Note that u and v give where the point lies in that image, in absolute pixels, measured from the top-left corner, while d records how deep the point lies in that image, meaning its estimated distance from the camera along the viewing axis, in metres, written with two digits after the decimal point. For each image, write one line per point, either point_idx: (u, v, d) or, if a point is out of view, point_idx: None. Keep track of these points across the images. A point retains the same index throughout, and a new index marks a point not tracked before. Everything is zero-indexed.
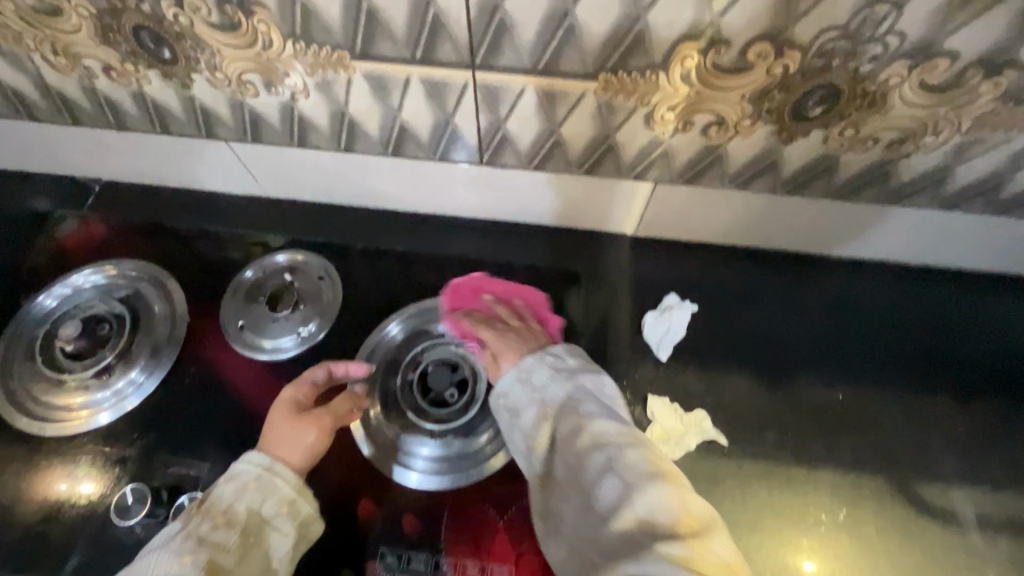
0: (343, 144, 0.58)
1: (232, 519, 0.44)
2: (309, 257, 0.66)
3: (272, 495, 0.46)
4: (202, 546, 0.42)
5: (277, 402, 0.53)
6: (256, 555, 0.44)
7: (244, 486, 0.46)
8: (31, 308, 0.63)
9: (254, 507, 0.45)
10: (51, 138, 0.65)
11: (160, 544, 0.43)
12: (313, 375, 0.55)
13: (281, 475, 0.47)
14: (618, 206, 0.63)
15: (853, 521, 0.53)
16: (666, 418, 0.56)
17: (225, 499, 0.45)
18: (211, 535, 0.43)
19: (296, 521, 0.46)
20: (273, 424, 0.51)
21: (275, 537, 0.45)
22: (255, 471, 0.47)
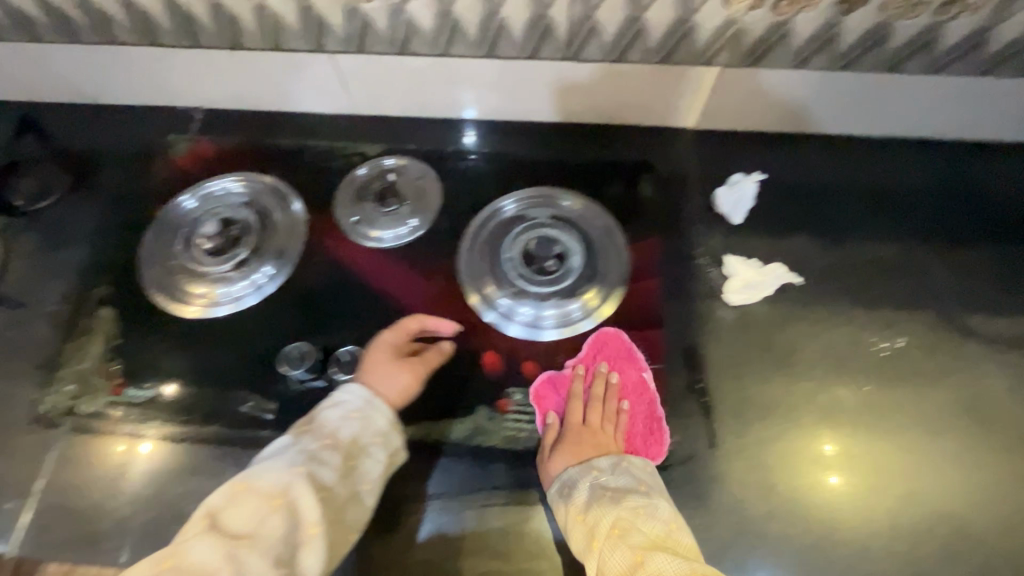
0: (443, 46, 0.65)
1: (337, 440, 0.52)
2: (411, 162, 0.72)
3: (370, 425, 0.53)
4: (311, 459, 0.50)
5: (378, 342, 0.60)
6: (355, 475, 0.51)
7: (347, 415, 0.53)
8: (172, 209, 0.71)
9: (355, 435, 0.53)
10: (164, 63, 0.71)
11: (277, 454, 0.51)
12: (409, 326, 0.62)
13: (377, 408, 0.54)
14: (685, 97, 0.70)
15: (913, 347, 0.61)
16: (745, 271, 0.64)
17: (333, 422, 0.53)
18: (318, 452, 0.51)
19: (386, 449, 0.53)
20: (374, 363, 0.59)
21: (369, 462, 0.52)
22: (358, 402, 0.54)
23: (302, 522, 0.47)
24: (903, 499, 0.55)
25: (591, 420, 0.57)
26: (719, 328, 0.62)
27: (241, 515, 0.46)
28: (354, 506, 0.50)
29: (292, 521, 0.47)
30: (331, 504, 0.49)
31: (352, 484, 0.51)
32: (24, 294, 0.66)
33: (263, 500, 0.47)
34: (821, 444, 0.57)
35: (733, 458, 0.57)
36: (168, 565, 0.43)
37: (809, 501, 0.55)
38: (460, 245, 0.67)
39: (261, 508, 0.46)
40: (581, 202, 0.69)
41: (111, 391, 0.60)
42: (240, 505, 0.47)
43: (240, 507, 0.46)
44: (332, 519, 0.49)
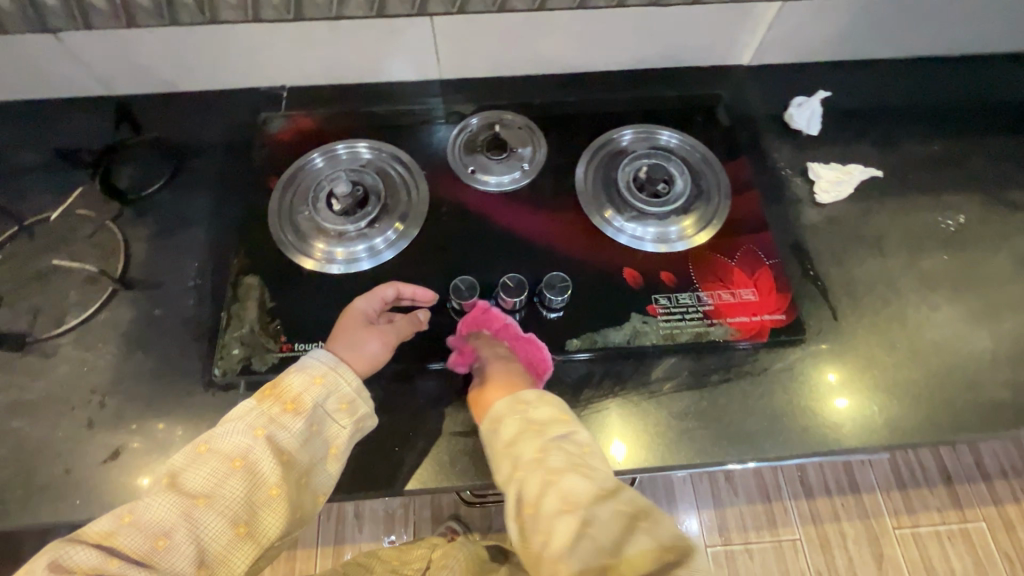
0: (540, 2, 0.70)
1: (297, 406, 0.52)
2: (515, 116, 0.78)
3: (334, 392, 0.54)
4: (271, 424, 0.51)
5: (351, 309, 0.61)
6: (317, 440, 0.53)
7: (312, 380, 0.54)
8: (300, 167, 0.74)
9: (318, 400, 0.53)
10: (261, 40, 0.73)
11: (239, 415, 0.51)
12: (384, 294, 0.62)
13: (343, 376, 0.55)
14: (745, 34, 0.79)
15: (969, 221, 0.73)
16: (830, 173, 0.74)
17: (296, 387, 0.53)
18: (278, 417, 0.52)
19: (351, 415, 0.54)
20: (344, 329, 0.60)
21: (332, 427, 0.53)
22: (323, 368, 0.55)
23: (260, 483, 0.49)
24: (997, 338, 0.66)
25: (722, 298, 0.66)
26: (814, 225, 0.72)
27: (199, 477, 0.49)
28: (316, 469, 0.52)
29: (250, 482, 0.49)
30: (294, 468, 0.51)
31: (313, 450, 0.52)
32: (160, 275, 0.67)
33: (223, 461, 0.49)
34: (826, 374, 0.63)
35: (854, 326, 0.66)
36: (128, 519, 0.46)
37: (925, 351, 0.65)
38: (574, 178, 0.74)
39: (221, 468, 0.49)
40: (682, 137, 0.77)
41: (280, 348, 0.62)
42: (202, 465, 0.49)
43: (201, 468, 0.49)
44: (296, 482, 0.51)
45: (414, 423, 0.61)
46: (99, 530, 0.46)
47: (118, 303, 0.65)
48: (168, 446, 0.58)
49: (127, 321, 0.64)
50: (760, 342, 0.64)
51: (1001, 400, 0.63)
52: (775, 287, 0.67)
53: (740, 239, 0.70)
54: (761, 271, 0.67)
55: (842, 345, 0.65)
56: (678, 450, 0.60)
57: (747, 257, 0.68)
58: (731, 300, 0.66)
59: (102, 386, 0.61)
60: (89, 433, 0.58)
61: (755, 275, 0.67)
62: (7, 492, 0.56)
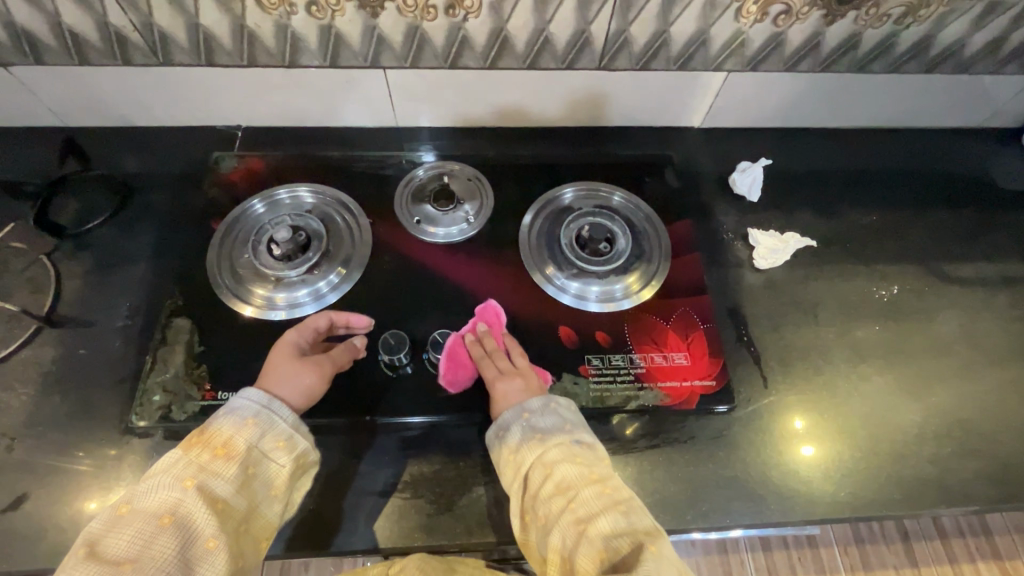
0: (490, 60, 0.72)
1: (230, 451, 0.50)
2: (463, 167, 0.79)
3: (270, 431, 0.52)
4: (202, 473, 0.48)
5: (281, 343, 0.60)
6: (254, 484, 0.50)
7: (244, 421, 0.52)
8: (242, 212, 0.74)
9: (252, 442, 0.51)
10: (215, 83, 0.74)
11: (164, 468, 0.48)
12: (317, 324, 0.63)
13: (277, 413, 0.54)
14: (693, 100, 0.81)
15: (902, 291, 0.75)
16: (768, 240, 0.75)
17: (226, 431, 0.51)
18: (209, 465, 0.48)
19: (290, 452, 0.53)
20: (276, 364, 0.58)
21: (271, 467, 0.51)
22: (255, 408, 0.53)
23: (194, 538, 0.45)
24: (924, 412, 0.66)
25: (653, 361, 0.66)
26: (752, 291, 0.73)
27: (123, 541, 0.44)
28: (258, 514, 0.50)
29: (183, 537, 0.45)
30: (230, 517, 0.48)
31: (252, 496, 0.50)
32: (90, 315, 0.66)
33: (148, 520, 0.45)
34: (792, 421, 0.65)
35: (785, 395, 0.66)
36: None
37: (853, 423, 0.65)
38: (518, 233, 0.75)
39: (147, 527, 0.44)
40: (628, 196, 0.78)
41: (203, 396, 0.61)
42: (124, 528, 0.44)
43: (125, 530, 0.44)
44: (234, 532, 0.47)
45: (334, 480, 0.60)
46: None
47: (41, 341, 0.64)
48: (73, 495, 0.56)
49: (49, 360, 0.63)
50: (689, 408, 0.64)
51: (924, 476, 0.63)
52: (708, 351, 0.67)
53: (677, 302, 0.70)
54: (695, 335, 0.68)
55: (771, 415, 0.65)
56: None
57: (682, 320, 0.69)
58: (663, 364, 0.66)
59: (14, 428, 0.59)
60: None
61: (688, 339, 0.68)
62: None
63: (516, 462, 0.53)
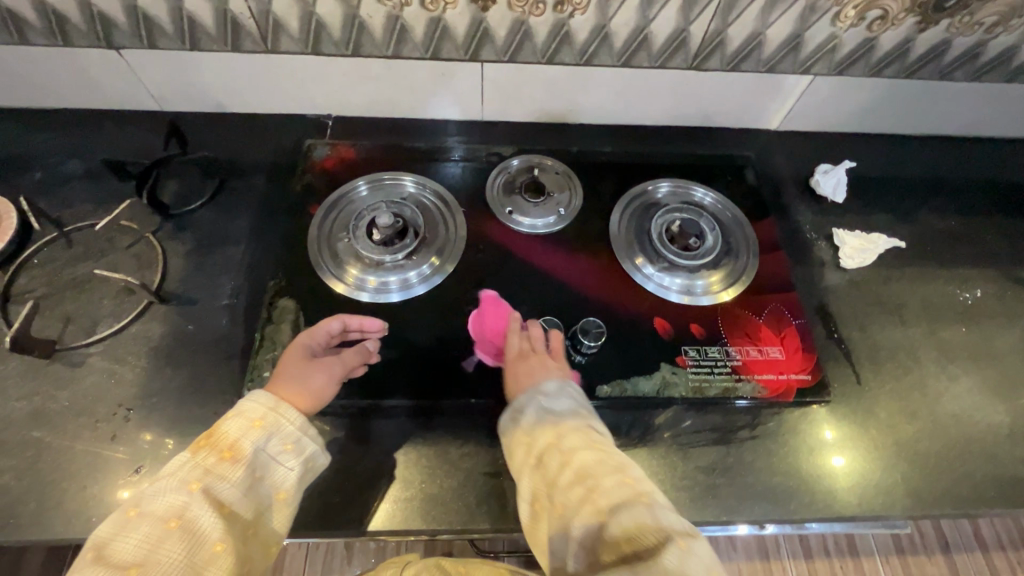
0: (587, 56, 0.74)
1: (237, 454, 0.48)
2: (551, 160, 0.80)
3: (277, 434, 0.51)
4: (208, 477, 0.46)
5: (293, 345, 0.59)
6: (261, 487, 0.49)
7: (251, 424, 0.50)
8: (341, 196, 0.75)
9: (260, 445, 0.50)
10: (315, 72, 0.75)
11: (169, 470, 0.46)
12: (330, 327, 0.62)
13: (285, 415, 0.52)
14: (775, 102, 0.83)
15: (985, 295, 0.76)
16: (853, 240, 0.76)
17: (232, 434, 0.49)
18: (216, 468, 0.47)
19: (298, 456, 0.51)
20: (285, 365, 0.57)
21: (280, 471, 0.50)
22: (263, 409, 0.51)
23: (202, 542, 0.44)
24: (1013, 413, 0.67)
25: (748, 355, 0.67)
26: (839, 290, 0.74)
27: (131, 544, 0.42)
28: (261, 519, 0.49)
29: (191, 543, 0.43)
30: (236, 521, 0.47)
31: (256, 498, 0.48)
32: (197, 292, 0.67)
33: (155, 523, 0.43)
34: (824, 431, 0.64)
35: (877, 392, 0.67)
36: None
37: (943, 420, 0.66)
38: (608, 226, 0.76)
39: (155, 531, 0.43)
40: (714, 195, 0.79)
41: None
42: (132, 532, 0.43)
43: (132, 535, 0.43)
44: (239, 536, 0.47)
45: (439, 459, 0.61)
46: None
47: (151, 316, 0.65)
48: None
49: (159, 335, 0.64)
50: (786, 401, 0.65)
51: (1018, 475, 0.63)
52: (801, 346, 0.68)
53: (769, 297, 0.71)
54: (787, 330, 0.69)
55: (865, 412, 0.66)
56: (702, 507, 0.59)
57: (773, 316, 0.70)
58: (758, 357, 0.67)
59: (129, 399, 0.60)
60: (111, 447, 0.57)
61: (782, 333, 0.69)
62: (21, 504, 0.54)
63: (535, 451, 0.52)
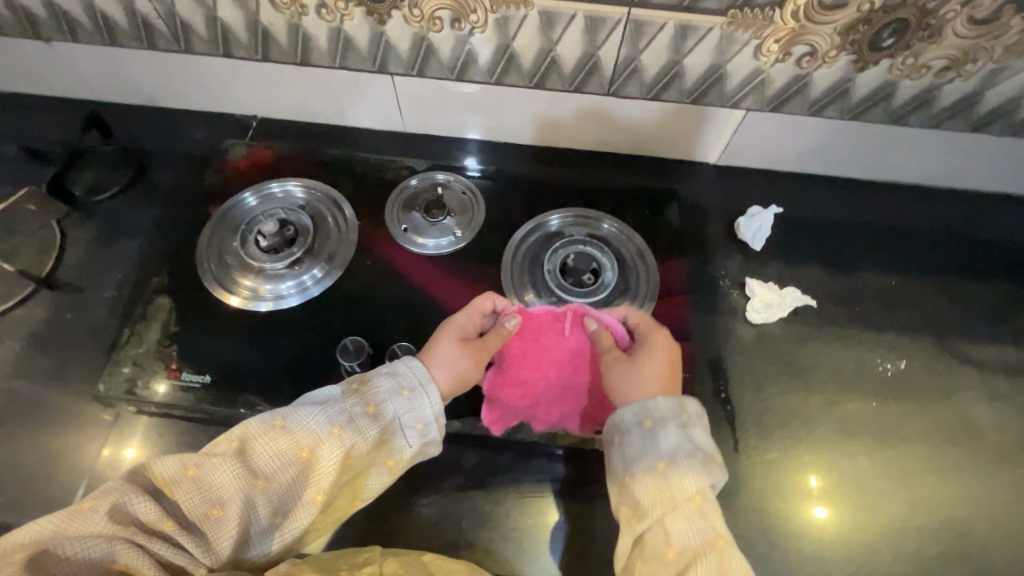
0: (496, 75, 0.71)
1: (379, 413, 0.51)
2: (456, 178, 0.78)
3: (415, 410, 0.52)
4: (351, 425, 0.50)
5: (447, 325, 0.59)
6: (380, 450, 0.51)
7: (399, 390, 0.53)
8: (238, 202, 0.75)
9: (400, 413, 0.52)
10: (231, 74, 0.76)
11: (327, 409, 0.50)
12: (483, 305, 0.61)
13: (428, 395, 0.53)
14: (708, 135, 0.77)
15: (911, 368, 0.68)
16: (765, 293, 0.70)
17: (381, 392, 0.52)
18: (358, 420, 0.50)
19: (421, 436, 0.52)
20: (437, 343, 0.58)
21: (401, 442, 0.52)
22: (412, 382, 0.53)
23: (312, 484, 0.48)
24: (909, 504, 0.60)
25: None
26: (741, 345, 0.68)
27: (265, 455, 0.47)
28: (370, 476, 0.52)
29: (304, 479, 0.48)
30: (347, 472, 0.50)
31: (375, 458, 0.51)
32: (84, 282, 0.69)
33: (291, 447, 0.48)
34: (808, 478, 0.61)
35: (755, 463, 0.62)
36: (192, 474, 0.45)
37: (826, 502, 0.60)
38: (503, 254, 0.73)
39: (288, 455, 0.48)
40: (622, 228, 0.75)
41: (168, 375, 0.63)
42: (271, 445, 0.48)
43: (269, 446, 0.47)
44: (343, 485, 0.50)
45: None
46: (163, 473, 0.45)
47: (36, 302, 0.67)
48: (38, 448, 0.60)
49: (39, 321, 0.66)
50: None
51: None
52: None
53: None
54: None
55: (738, 485, 0.60)
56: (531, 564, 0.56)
57: None
58: None
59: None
60: None
61: None
62: None
63: (664, 482, 0.48)
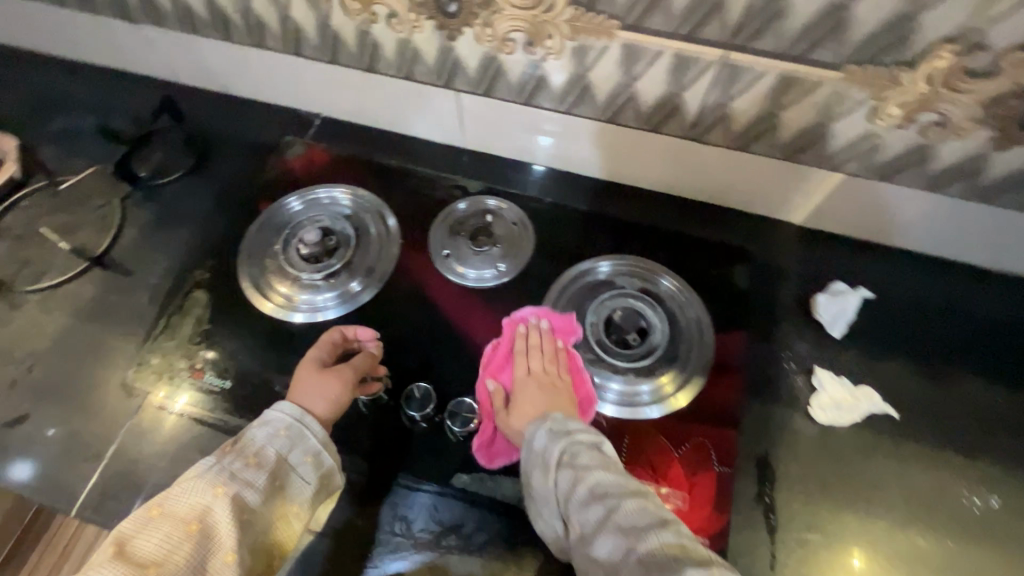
0: (566, 104, 0.66)
1: (262, 460, 0.48)
2: (508, 206, 0.73)
3: (299, 445, 0.50)
4: (234, 480, 0.46)
5: (304, 359, 0.59)
6: (279, 496, 0.48)
7: (275, 434, 0.50)
8: (285, 205, 0.74)
9: (283, 453, 0.49)
10: (299, 72, 0.75)
11: (198, 473, 0.46)
12: (331, 336, 0.61)
13: (309, 427, 0.51)
14: (797, 194, 0.68)
15: (1006, 510, 0.57)
16: (836, 390, 0.61)
17: (257, 441, 0.49)
18: (242, 473, 0.47)
19: (317, 469, 0.50)
20: (299, 379, 0.57)
21: (297, 482, 0.49)
22: (286, 421, 0.51)
23: (216, 549, 0.43)
24: None
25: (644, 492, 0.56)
26: (797, 445, 0.60)
27: (151, 541, 0.43)
28: (281, 528, 0.47)
29: (203, 550, 0.43)
30: (253, 528, 0.46)
31: (278, 508, 0.48)
32: (133, 264, 0.71)
33: (176, 524, 0.44)
34: (851, 557, 0.55)
35: None
36: None
37: None
38: (545, 298, 0.67)
39: (176, 532, 0.43)
40: (680, 287, 0.67)
41: (191, 375, 0.63)
42: (154, 531, 0.43)
43: (153, 534, 0.43)
44: (254, 543, 0.46)
45: None
46: None
47: (87, 279, 0.69)
48: (62, 426, 0.61)
49: (86, 298, 0.68)
50: None
51: None
52: (713, 501, 0.56)
53: (698, 429, 0.59)
54: (705, 474, 0.57)
55: None
56: None
57: (694, 453, 0.58)
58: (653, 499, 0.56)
59: (40, 350, 0.65)
60: (9, 391, 0.63)
61: (695, 478, 0.57)
62: None
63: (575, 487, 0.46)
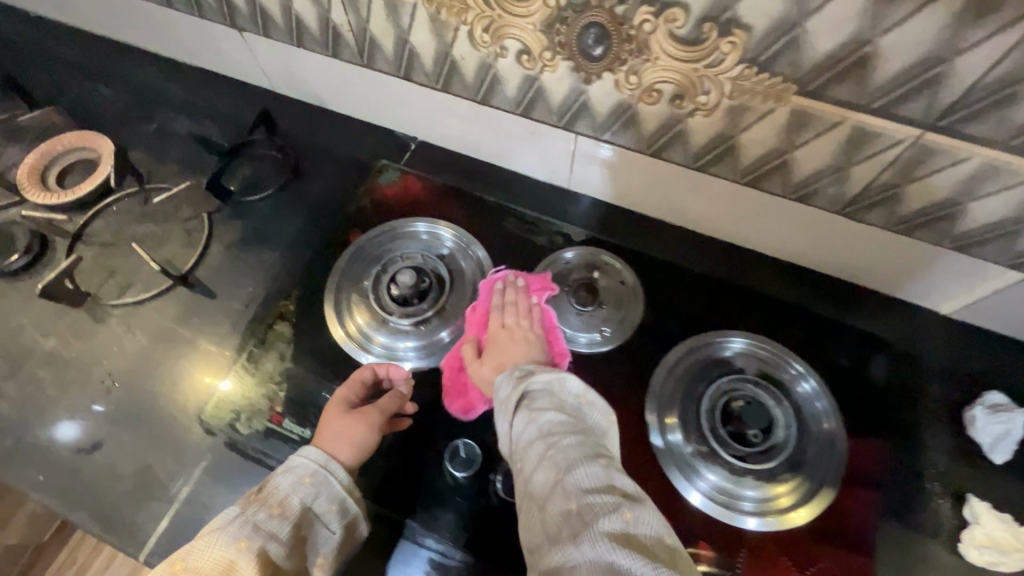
0: (701, 162, 0.59)
1: (286, 509, 0.44)
2: (617, 261, 0.67)
3: (325, 493, 0.47)
4: (259, 533, 0.42)
5: (333, 399, 0.56)
6: (303, 548, 0.44)
7: (300, 481, 0.46)
8: (378, 235, 0.69)
9: (308, 502, 0.46)
10: (404, 95, 0.70)
11: (220, 523, 0.42)
12: (363, 375, 0.58)
13: (335, 473, 0.48)
14: (955, 286, 0.60)
15: None
16: (999, 531, 0.53)
17: (282, 489, 0.46)
18: (265, 524, 0.43)
19: (342, 518, 0.47)
20: (326, 423, 0.54)
21: (322, 533, 0.46)
22: (312, 466, 0.47)
23: None
24: None
25: None
26: None
27: None
28: None
29: None
30: None
31: (302, 561, 0.44)
32: (215, 286, 0.68)
33: None
34: None
35: None
36: None
37: None
38: (654, 371, 0.61)
39: None
40: (815, 385, 0.59)
41: (270, 418, 0.58)
42: None
43: None
44: None
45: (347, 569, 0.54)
46: None
47: (169, 298, 0.67)
48: (134, 459, 0.58)
49: (168, 319, 0.65)
50: None
51: None
52: None
53: (826, 551, 0.52)
54: None
55: None
56: None
57: None
58: None
59: (118, 372, 0.63)
60: (85, 413, 0.61)
61: None
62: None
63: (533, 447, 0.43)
